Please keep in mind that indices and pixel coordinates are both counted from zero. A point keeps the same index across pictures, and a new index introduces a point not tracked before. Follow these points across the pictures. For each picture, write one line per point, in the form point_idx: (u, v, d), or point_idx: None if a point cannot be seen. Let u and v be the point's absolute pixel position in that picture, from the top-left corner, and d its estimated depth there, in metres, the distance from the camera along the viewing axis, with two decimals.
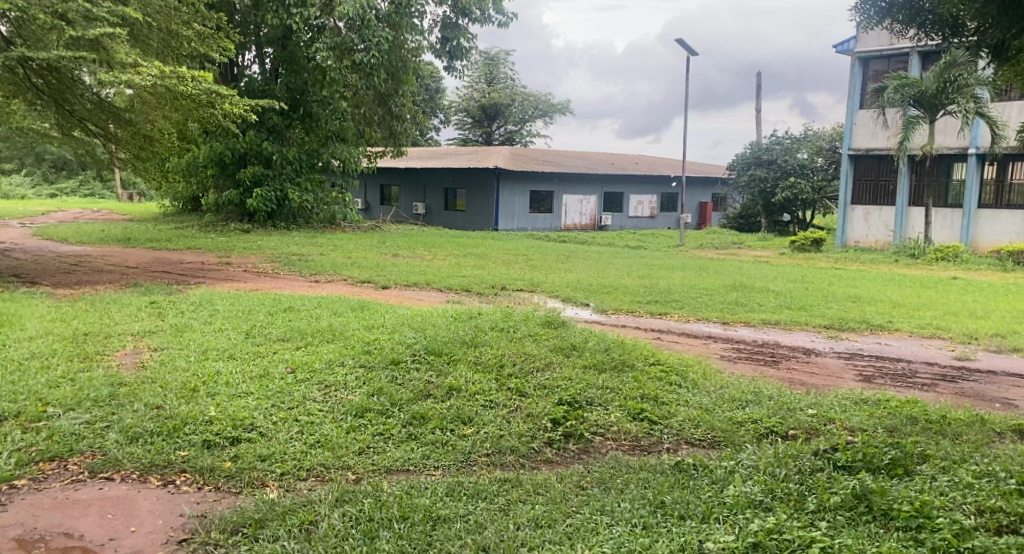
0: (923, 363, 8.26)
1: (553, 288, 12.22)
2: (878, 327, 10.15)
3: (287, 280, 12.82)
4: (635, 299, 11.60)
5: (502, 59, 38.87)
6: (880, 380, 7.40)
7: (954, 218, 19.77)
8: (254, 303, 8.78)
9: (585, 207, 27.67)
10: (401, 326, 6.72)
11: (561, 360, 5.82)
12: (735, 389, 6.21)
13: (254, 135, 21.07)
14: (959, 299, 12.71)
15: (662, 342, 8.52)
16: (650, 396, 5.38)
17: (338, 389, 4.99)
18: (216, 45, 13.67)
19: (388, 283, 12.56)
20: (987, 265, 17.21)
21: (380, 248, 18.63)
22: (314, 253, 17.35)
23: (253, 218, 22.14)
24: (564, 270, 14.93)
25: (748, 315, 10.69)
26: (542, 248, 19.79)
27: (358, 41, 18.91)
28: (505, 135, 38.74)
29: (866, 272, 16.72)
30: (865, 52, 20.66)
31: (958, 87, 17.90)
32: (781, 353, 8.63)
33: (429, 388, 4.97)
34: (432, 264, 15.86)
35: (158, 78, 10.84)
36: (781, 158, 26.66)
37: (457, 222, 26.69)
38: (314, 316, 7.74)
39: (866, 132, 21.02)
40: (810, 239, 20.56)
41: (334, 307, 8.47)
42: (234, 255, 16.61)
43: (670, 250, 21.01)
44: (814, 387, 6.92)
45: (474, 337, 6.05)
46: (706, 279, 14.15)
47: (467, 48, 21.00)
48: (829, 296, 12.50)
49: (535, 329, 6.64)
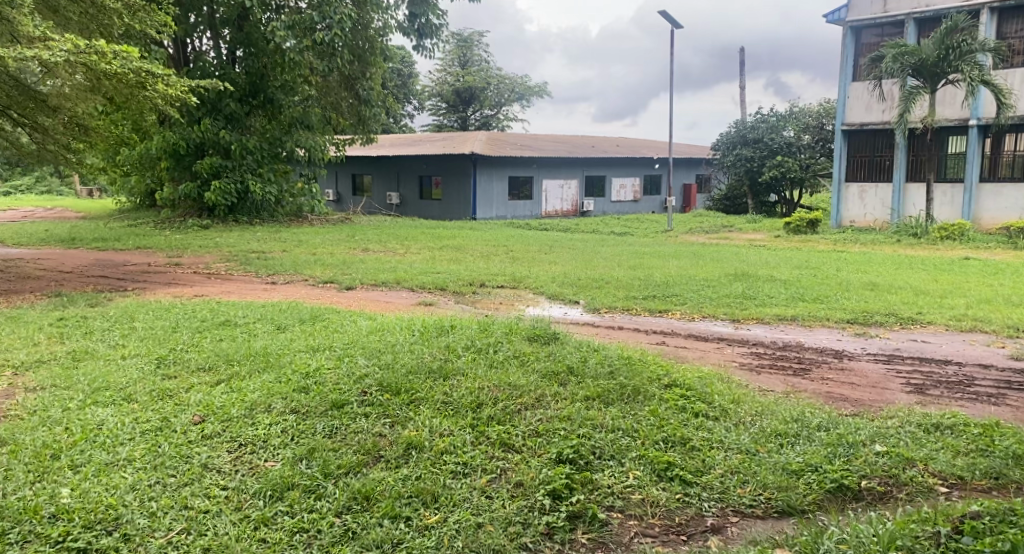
0: (976, 365, 7.02)
1: (537, 285, 10.97)
2: (908, 320, 8.96)
3: (240, 283, 11.43)
4: (629, 294, 10.32)
5: (476, 41, 37.47)
6: (934, 393, 6.17)
7: (955, 194, 18.57)
8: (186, 316, 7.35)
9: (566, 193, 26.40)
10: (357, 346, 5.40)
11: (554, 391, 4.54)
12: (775, 418, 4.93)
13: (210, 123, 19.41)
14: (985, 283, 11.55)
15: (667, 350, 7.31)
16: (676, 440, 4.11)
17: (255, 451, 3.65)
18: (152, 23, 12.24)
19: (352, 283, 11.23)
20: (996, 242, 16.09)
21: (349, 242, 17.22)
22: (277, 249, 15.93)
23: (213, 213, 20.62)
24: (548, 261, 13.66)
25: (758, 310, 9.43)
26: (524, 237, 18.52)
27: (319, 20, 17.51)
28: (481, 120, 37.35)
29: (869, 254, 15.54)
30: (857, 20, 19.47)
31: (960, 53, 16.70)
32: (808, 358, 7.36)
33: (379, 446, 3.66)
34: (405, 259, 14.49)
35: (70, 54, 9.34)
36: (767, 137, 25.40)
37: (434, 212, 25.29)
38: (249, 333, 6.35)
39: (860, 106, 19.81)
40: (805, 219, 19.33)
41: (280, 319, 7.08)
42: (188, 254, 15.19)
43: (658, 235, 19.76)
44: (862, 405, 5.69)
45: (445, 363, 4.71)
46: (704, 268, 12.93)
47: (437, 25, 19.55)
48: (842, 284, 11.29)
49: (522, 346, 5.32)
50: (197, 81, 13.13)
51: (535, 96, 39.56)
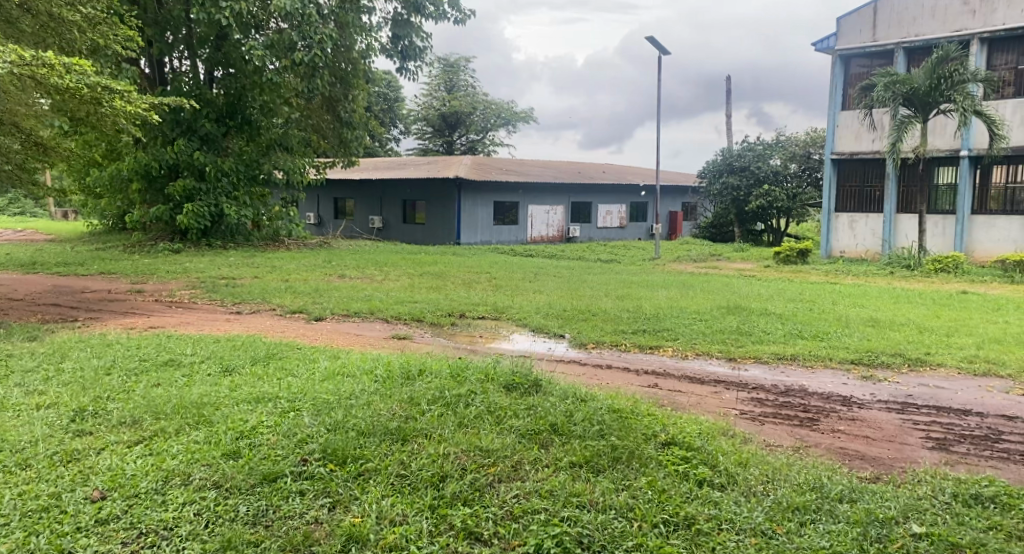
0: (998, 417, 6.43)
1: (521, 316, 10.31)
2: (916, 361, 8.37)
3: (202, 313, 10.65)
4: (617, 327, 9.64)
5: (462, 66, 37.15)
6: (959, 452, 5.54)
7: (947, 225, 18.06)
8: (127, 354, 6.55)
9: (551, 219, 25.82)
10: (308, 395, 4.66)
11: (532, 455, 3.91)
12: (789, 485, 4.27)
13: (184, 144, 18.64)
14: (989, 320, 11.03)
15: (660, 396, 6.61)
16: (677, 523, 3.55)
17: (157, 545, 3.15)
18: (116, 38, 11.58)
19: (322, 313, 10.51)
20: (993, 276, 15.60)
21: (325, 268, 16.49)
22: (247, 276, 15.16)
23: (185, 236, 19.77)
24: (532, 291, 12.99)
25: (755, 348, 8.77)
26: (508, 264, 17.88)
27: (298, 39, 16.88)
28: (466, 144, 36.87)
29: (864, 287, 14.98)
30: (846, 49, 19.08)
31: (952, 82, 16.28)
32: (814, 405, 6.71)
33: (312, 538, 3.20)
34: (382, 287, 13.79)
35: (15, 66, 8.53)
36: (754, 165, 25.00)
37: (417, 236, 24.60)
38: (190, 376, 5.58)
39: (850, 135, 19.39)
40: (795, 249, 18.79)
41: (231, 359, 6.31)
42: (152, 281, 14.36)
43: (645, 264, 19.11)
44: (884, 467, 5.06)
45: (405, 420, 4.08)
46: (695, 299, 12.30)
47: (421, 48, 19.04)
48: (841, 320, 10.69)
49: (498, 398, 4.60)
50: (161, 99, 12.44)
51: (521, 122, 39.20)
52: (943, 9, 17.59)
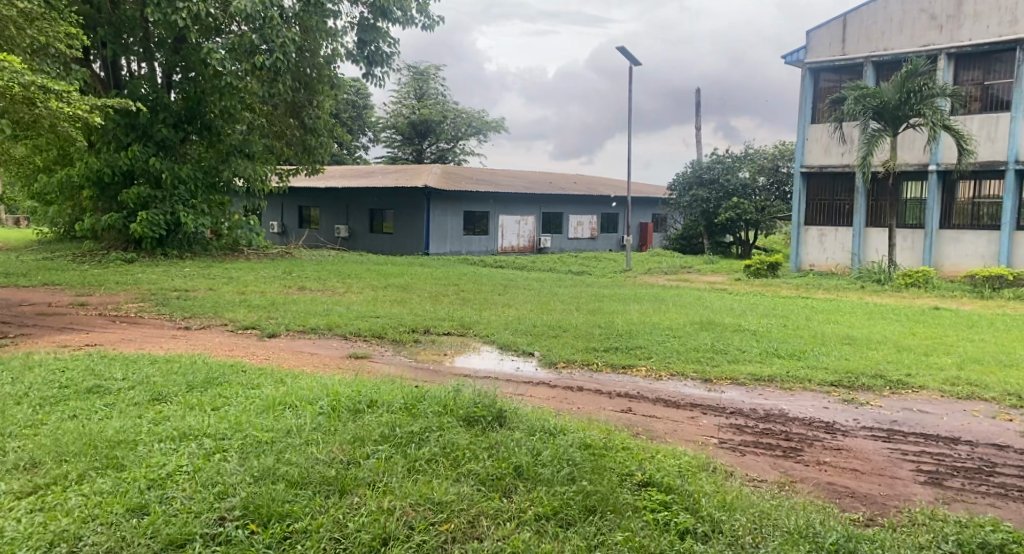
0: (989, 446, 6.07)
1: (487, 332, 9.81)
2: (897, 383, 8.02)
3: (146, 329, 9.97)
4: (589, 345, 9.18)
5: (432, 74, 36.75)
6: (953, 487, 5.14)
7: (916, 239, 17.91)
8: (49, 378, 5.90)
9: (521, 229, 25.35)
10: (237, 432, 4.13)
11: (492, 507, 3.51)
12: (777, 532, 3.83)
13: (139, 149, 17.81)
14: (966, 337, 10.78)
15: (634, 424, 6.15)
16: None
17: None
18: (59, 36, 10.92)
19: (276, 329, 9.90)
20: (963, 291, 15.45)
21: (286, 280, 15.80)
22: (203, 288, 14.46)
23: (139, 246, 18.91)
24: (500, 305, 12.50)
25: (731, 368, 8.35)
26: (477, 276, 17.36)
27: (260, 42, 16.26)
28: (436, 153, 36.34)
29: (837, 302, 14.71)
30: (816, 62, 18.94)
31: (922, 97, 16.13)
32: (797, 433, 6.29)
33: None
34: (343, 300, 13.21)
35: None
36: (723, 178, 24.81)
37: (384, 247, 24.00)
38: (111, 406, 4.97)
39: (819, 148, 19.23)
40: (766, 263, 18.55)
41: (164, 386, 5.69)
42: (98, 293, 13.59)
43: (616, 276, 18.70)
44: (877, 507, 4.67)
45: (345, 467, 3.67)
46: (667, 315, 11.90)
47: (388, 53, 18.52)
48: (817, 337, 10.36)
49: (455, 436, 4.14)
50: (106, 101, 11.72)
51: (492, 131, 38.82)
52: (910, 24, 17.51)
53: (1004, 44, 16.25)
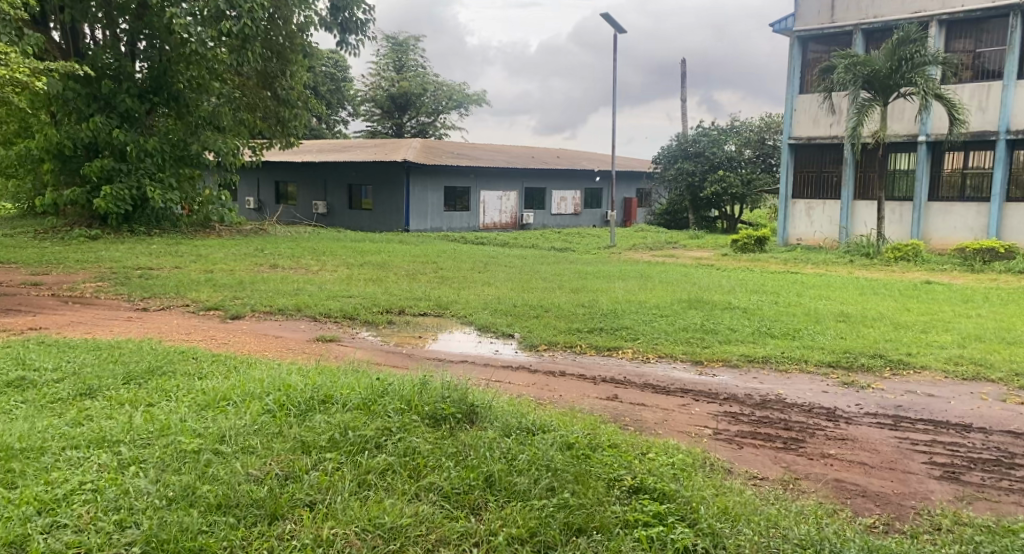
0: (1003, 434, 5.60)
1: (465, 313, 9.23)
2: (897, 363, 7.57)
3: (100, 311, 9.30)
4: (572, 326, 8.63)
5: (411, 46, 35.84)
6: (972, 483, 4.66)
7: (905, 212, 17.46)
8: None
9: (503, 204, 24.72)
10: (163, 436, 3.64)
11: (454, 531, 3.11)
12: (788, 547, 3.27)
13: (102, 120, 16.84)
14: (962, 313, 10.35)
15: (621, 415, 5.64)
16: None
17: None
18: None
19: (240, 310, 9.27)
20: (953, 264, 15.05)
21: (256, 257, 15.09)
22: (168, 266, 13.75)
23: (105, 222, 18.08)
24: (480, 283, 11.92)
25: (722, 350, 7.84)
26: (456, 252, 16.72)
27: (227, 7, 15.40)
28: (416, 127, 35.51)
29: (827, 277, 14.26)
30: (804, 30, 18.34)
31: (913, 65, 15.57)
32: (796, 420, 5.81)
33: None
34: (315, 279, 12.55)
35: None
36: (709, 150, 24.24)
37: (362, 223, 23.30)
38: (28, 405, 4.36)
39: (808, 119, 18.69)
40: (753, 237, 18.05)
41: (96, 378, 5.08)
42: (55, 272, 12.84)
43: (600, 252, 18.14)
44: (888, 508, 4.21)
45: (282, 484, 3.27)
46: (654, 292, 11.38)
47: (362, 20, 17.71)
48: (812, 315, 9.86)
49: (418, 441, 3.69)
50: (55, 66, 10.92)
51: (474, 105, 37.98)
52: None
53: (997, 10, 15.72)
